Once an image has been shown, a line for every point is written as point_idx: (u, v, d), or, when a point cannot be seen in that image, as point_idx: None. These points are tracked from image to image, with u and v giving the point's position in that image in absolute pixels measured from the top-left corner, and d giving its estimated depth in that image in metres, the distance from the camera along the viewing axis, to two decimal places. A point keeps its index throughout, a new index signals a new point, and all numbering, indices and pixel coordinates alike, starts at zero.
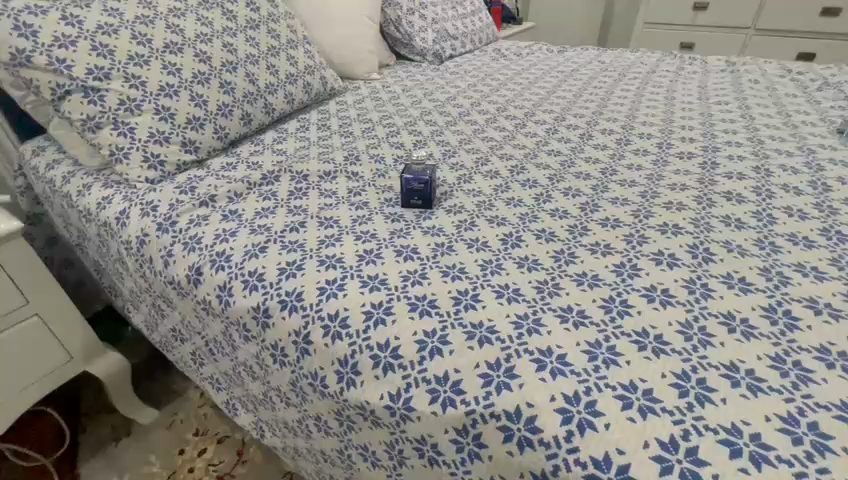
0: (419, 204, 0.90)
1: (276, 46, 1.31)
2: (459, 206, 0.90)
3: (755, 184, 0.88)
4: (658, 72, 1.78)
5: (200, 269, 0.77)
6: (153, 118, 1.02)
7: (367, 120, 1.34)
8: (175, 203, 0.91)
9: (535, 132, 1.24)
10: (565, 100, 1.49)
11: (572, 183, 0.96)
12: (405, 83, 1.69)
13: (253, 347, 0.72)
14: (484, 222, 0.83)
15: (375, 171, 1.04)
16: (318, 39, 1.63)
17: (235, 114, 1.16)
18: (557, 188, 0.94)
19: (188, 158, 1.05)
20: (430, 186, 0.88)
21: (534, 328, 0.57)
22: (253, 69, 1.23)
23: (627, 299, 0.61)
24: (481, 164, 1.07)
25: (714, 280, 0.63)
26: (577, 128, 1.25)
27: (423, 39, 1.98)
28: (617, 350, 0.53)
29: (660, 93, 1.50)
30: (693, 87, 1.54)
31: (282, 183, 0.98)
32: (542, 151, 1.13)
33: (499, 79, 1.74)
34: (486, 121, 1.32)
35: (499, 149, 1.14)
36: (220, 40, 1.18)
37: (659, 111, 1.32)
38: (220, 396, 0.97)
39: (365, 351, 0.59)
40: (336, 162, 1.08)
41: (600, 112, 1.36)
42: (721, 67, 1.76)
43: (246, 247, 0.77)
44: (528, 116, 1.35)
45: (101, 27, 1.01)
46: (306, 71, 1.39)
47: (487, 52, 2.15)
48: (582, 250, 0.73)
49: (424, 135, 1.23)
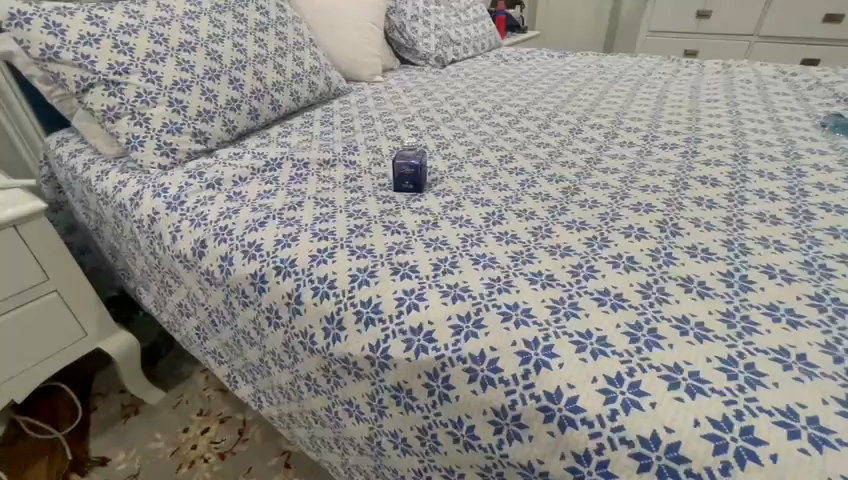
0: (410, 188, 0.95)
1: (283, 47, 1.40)
2: (448, 190, 0.95)
3: (732, 170, 0.92)
4: (654, 74, 1.83)
5: (205, 242, 0.84)
6: (167, 110, 1.10)
7: (368, 117, 1.41)
8: (184, 186, 0.98)
9: (527, 127, 1.29)
10: (559, 100, 1.54)
11: (557, 171, 1.01)
12: (407, 84, 1.76)
13: (250, 313, 0.78)
14: (470, 203, 0.89)
15: (371, 160, 1.10)
16: (326, 44, 1.73)
17: (243, 109, 1.24)
18: (542, 175, 0.99)
19: (199, 148, 1.13)
20: (420, 171, 0.94)
21: (504, 288, 0.62)
22: (261, 68, 1.31)
23: (594, 265, 0.65)
24: (473, 155, 1.12)
25: (678, 250, 0.67)
26: (568, 124, 1.30)
27: (426, 45, 2.06)
28: (579, 306, 0.57)
29: (653, 93, 1.55)
30: (686, 87, 1.58)
31: (284, 169, 1.05)
32: (532, 143, 1.18)
33: (498, 81, 1.80)
34: (482, 117, 1.38)
35: (491, 141, 1.20)
36: (231, 40, 1.27)
37: (650, 108, 1.37)
38: (222, 369, 1.03)
39: (349, 309, 0.64)
40: (336, 152, 1.15)
41: (592, 109, 1.41)
42: (716, 69, 1.80)
43: (247, 222, 0.84)
44: (522, 113, 1.41)
45: (122, 27, 1.10)
46: (311, 72, 1.48)
47: (489, 57, 2.22)
48: (559, 226, 0.78)
49: (421, 129, 1.29)
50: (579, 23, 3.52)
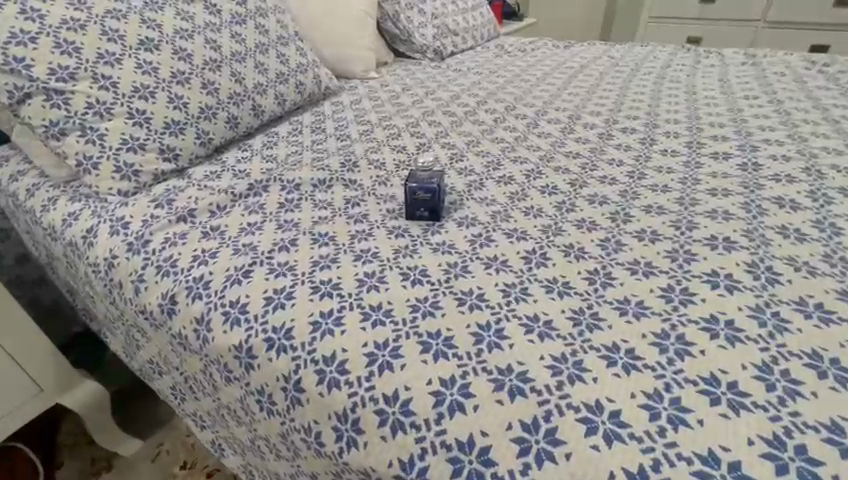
0: (427, 215, 0.79)
1: (264, 42, 1.21)
2: (472, 217, 0.79)
3: (809, 189, 0.77)
4: (674, 66, 1.67)
5: (175, 299, 0.67)
6: (125, 122, 0.91)
7: (365, 122, 1.23)
8: (148, 219, 0.80)
9: (550, 132, 1.13)
10: (578, 97, 1.38)
11: (597, 188, 0.85)
12: (405, 81, 1.58)
13: (236, 391, 0.62)
14: (502, 235, 0.73)
15: (374, 178, 0.93)
16: (311, 33, 1.54)
17: (220, 117, 1.05)
18: (580, 195, 0.84)
19: (167, 168, 0.95)
20: (438, 194, 0.78)
21: (575, 374, 0.47)
22: (240, 68, 1.12)
23: (683, 334, 0.50)
24: (493, 168, 0.96)
25: (787, 308, 0.53)
26: (595, 127, 1.14)
27: (422, 35, 1.88)
28: (684, 404, 0.43)
29: (680, 88, 1.40)
30: (714, 81, 1.44)
31: (271, 193, 0.88)
32: (559, 152, 1.02)
33: (504, 76, 1.63)
34: (495, 120, 1.22)
35: (512, 151, 1.04)
36: (202, 36, 1.08)
37: (683, 107, 1.22)
38: (205, 434, 0.86)
39: (368, 406, 0.49)
40: (331, 168, 0.97)
41: (618, 109, 1.25)
42: (741, 59, 1.65)
43: (227, 271, 0.66)
44: (540, 114, 1.25)
45: (66, 22, 0.91)
46: (298, 70, 1.29)
47: (490, 48, 2.05)
48: (620, 270, 0.62)
49: (428, 137, 1.12)
50: (578, 9, 3.34)
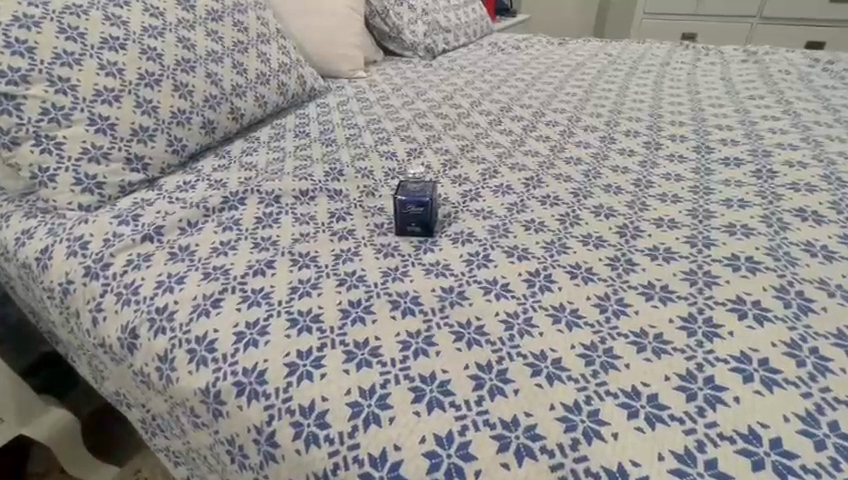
0: (417, 230, 0.72)
1: (243, 41, 1.13)
2: (468, 232, 0.72)
3: (831, 199, 0.72)
4: (673, 63, 1.62)
5: (135, 332, 0.59)
6: (86, 129, 0.83)
7: (352, 125, 1.16)
8: (110, 238, 0.72)
9: (549, 135, 1.07)
10: (576, 97, 1.32)
11: (602, 199, 0.79)
12: (395, 81, 1.51)
13: (205, 439, 0.55)
14: (501, 254, 0.66)
15: (361, 189, 0.86)
16: (292, 24, 1.44)
17: (194, 122, 0.97)
18: (584, 206, 0.78)
19: (135, 178, 0.87)
20: (429, 208, 0.71)
21: (592, 430, 0.41)
22: (216, 68, 1.04)
23: (712, 376, 0.44)
24: (490, 177, 0.89)
25: (823, 343, 0.47)
26: (596, 130, 1.08)
27: (413, 32, 1.80)
28: (720, 469, 0.37)
29: (682, 87, 1.34)
30: (716, 79, 1.38)
31: (249, 206, 0.80)
32: (559, 158, 0.96)
33: (499, 75, 1.57)
34: (490, 123, 1.15)
35: (509, 157, 0.97)
36: (174, 34, 0.99)
37: (687, 108, 1.16)
38: (179, 471, 0.79)
39: (352, 467, 0.43)
40: (315, 177, 0.90)
41: (619, 110, 1.19)
42: (742, 57, 1.60)
43: (194, 300, 0.59)
44: (537, 116, 1.18)
45: (17, 19, 0.82)
46: (281, 70, 1.21)
47: (482, 45, 1.98)
48: (633, 296, 0.56)
49: (419, 142, 1.05)
50: (571, 4, 3.28)
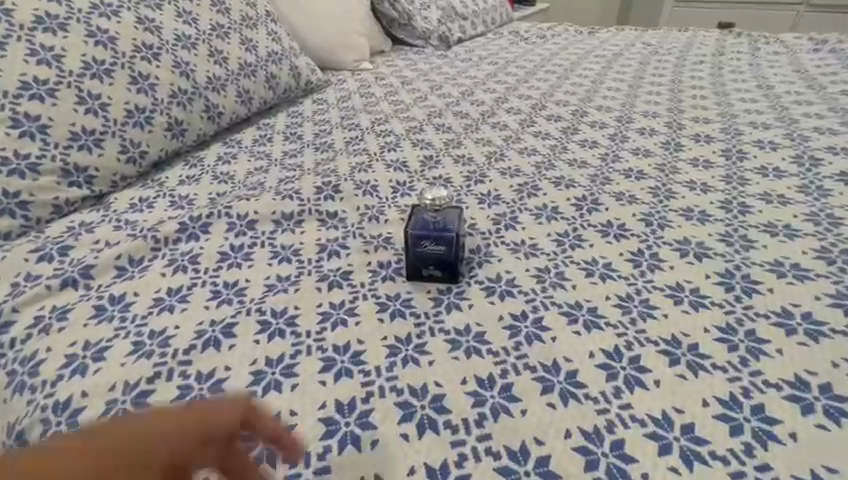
0: (437, 273, 0.52)
1: (223, 24, 0.95)
2: (505, 278, 0.53)
3: None
4: (728, 53, 1.40)
5: (26, 436, 0.41)
6: (8, 132, 0.65)
7: (354, 125, 0.97)
8: (21, 283, 0.54)
9: (596, 140, 0.87)
10: (621, 92, 1.11)
11: (684, 229, 0.60)
12: (405, 73, 1.31)
13: None
14: (557, 316, 0.47)
15: (363, 210, 0.67)
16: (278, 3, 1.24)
17: (157, 123, 0.79)
18: (662, 240, 0.58)
19: (75, 194, 0.68)
20: (457, 240, 0.51)
21: None
22: (187, 56, 0.86)
23: None
24: (528, 195, 0.69)
25: None
26: (656, 133, 0.87)
27: (424, 19, 1.59)
28: None
29: (749, 80, 1.13)
30: (787, 71, 1.17)
31: (215, 234, 0.61)
32: (614, 170, 0.76)
33: (524, 67, 1.37)
34: (521, 123, 0.96)
35: (549, 168, 0.77)
36: (133, 13, 0.82)
37: (765, 106, 0.95)
38: None
39: None
40: (304, 194, 0.70)
41: (678, 108, 0.98)
42: (811, 45, 1.38)
43: (112, 394, 0.41)
44: (578, 115, 0.98)
45: None
46: (269, 60, 1.03)
47: (502, 34, 1.76)
48: (778, 404, 0.38)
49: (436, 147, 0.85)
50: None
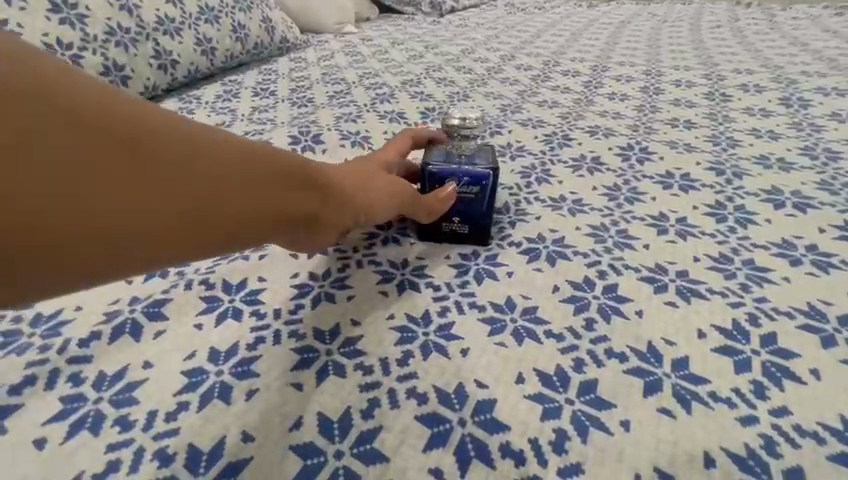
0: (466, 230, 0.38)
1: None
2: (551, 238, 0.39)
3: None
4: (743, 19, 1.30)
5: None
6: None
7: (339, 80, 0.82)
8: None
9: (625, 93, 0.74)
10: (639, 52, 1.00)
11: (767, 177, 0.46)
12: (395, 36, 1.17)
13: None
14: (635, 282, 0.33)
15: None
16: None
17: (88, 62, 0.62)
18: (744, 190, 0.45)
19: None
20: (491, 187, 0.37)
21: None
22: None
23: None
24: (559, 146, 0.56)
25: None
26: (693, 85, 0.75)
27: None
28: None
29: (776, 40, 1.03)
30: (815, 32, 1.07)
31: None
32: (655, 120, 0.63)
33: (527, 32, 1.24)
34: (535, 78, 0.82)
35: (578, 119, 0.64)
36: None
37: (808, 59, 0.84)
38: None
39: None
40: (276, 146, 0.55)
41: (709, 63, 0.86)
42: (829, 11, 1.29)
43: None
44: (598, 71, 0.85)
45: None
46: (237, 6, 0.87)
47: (497, 5, 1.64)
48: None
49: (439, 99, 0.71)
50: None
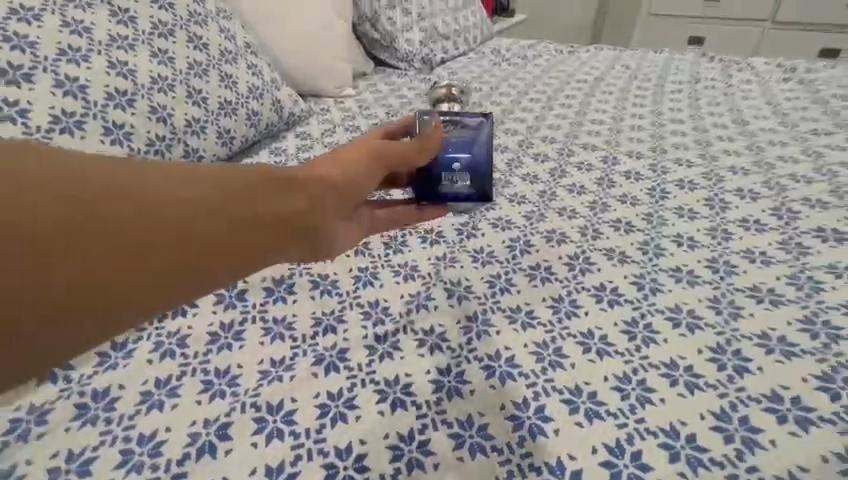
0: (467, 185, 0.63)
1: (202, 61, 0.92)
2: (505, 355, 0.53)
3: None
4: (704, 80, 1.44)
5: None
6: None
7: None
8: None
9: (583, 185, 0.87)
10: (604, 127, 1.13)
11: (675, 294, 0.60)
12: (389, 101, 1.30)
13: None
14: (558, 405, 0.47)
15: (356, 273, 0.66)
16: (253, 26, 1.18)
17: None
18: (654, 307, 0.59)
19: None
20: (488, 154, 0.63)
21: None
22: (162, 99, 0.82)
23: None
24: (521, 252, 0.69)
25: None
26: (641, 177, 0.88)
27: (407, 41, 1.58)
28: None
29: (724, 114, 1.17)
30: (760, 104, 1.21)
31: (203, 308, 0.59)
32: (603, 221, 0.76)
33: (509, 95, 1.37)
34: (509, 163, 0.96)
35: (540, 219, 0.77)
36: (105, 57, 0.77)
37: (742, 146, 0.98)
38: None
39: None
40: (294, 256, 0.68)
41: (660, 147, 1.00)
42: (781, 73, 1.43)
43: None
44: (564, 154, 0.99)
45: None
46: (250, 96, 1.00)
47: (485, 54, 1.77)
48: None
49: None
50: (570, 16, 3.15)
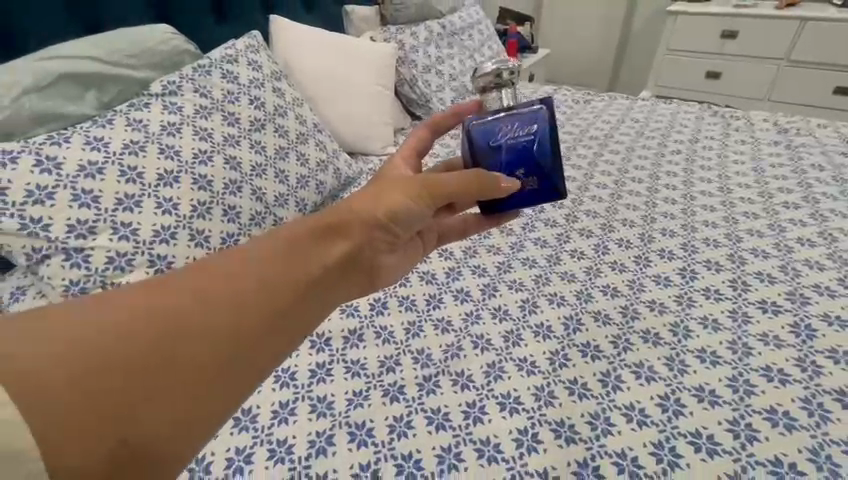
0: (534, 183, 0.72)
1: (284, 146, 1.19)
2: (513, 395, 0.76)
3: None
4: (703, 138, 1.63)
5: None
6: (148, 271, 0.87)
7: None
8: None
9: (583, 250, 1.09)
10: (607, 190, 1.34)
11: (641, 351, 0.82)
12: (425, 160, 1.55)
13: None
14: (548, 432, 0.70)
15: (407, 326, 0.90)
16: (316, 101, 1.47)
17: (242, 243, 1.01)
18: (624, 362, 0.80)
19: None
20: (551, 131, 0.71)
21: None
22: (259, 182, 1.09)
23: None
24: (529, 312, 0.92)
25: None
26: (631, 245, 1.10)
27: (440, 100, 1.82)
28: None
29: (713, 179, 1.36)
30: (747, 168, 1.40)
31: (302, 351, 0.84)
32: (595, 285, 0.98)
33: None
34: (524, 227, 1.18)
35: (546, 282, 1.00)
36: (222, 155, 1.04)
37: (720, 216, 1.17)
38: None
39: None
40: (362, 311, 0.93)
41: (650, 214, 1.21)
42: (773, 133, 1.61)
43: None
44: (570, 220, 1.21)
45: (83, 169, 0.87)
46: (318, 168, 1.26)
47: None
48: None
49: (458, 256, 1.08)
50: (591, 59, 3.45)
